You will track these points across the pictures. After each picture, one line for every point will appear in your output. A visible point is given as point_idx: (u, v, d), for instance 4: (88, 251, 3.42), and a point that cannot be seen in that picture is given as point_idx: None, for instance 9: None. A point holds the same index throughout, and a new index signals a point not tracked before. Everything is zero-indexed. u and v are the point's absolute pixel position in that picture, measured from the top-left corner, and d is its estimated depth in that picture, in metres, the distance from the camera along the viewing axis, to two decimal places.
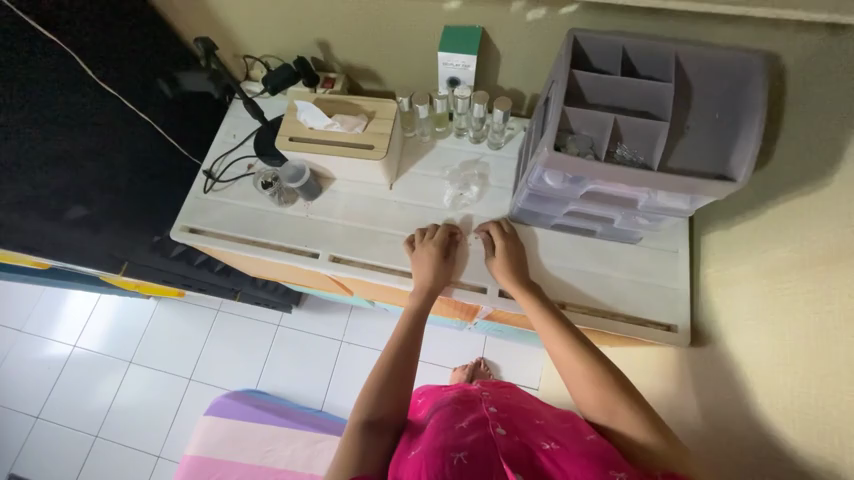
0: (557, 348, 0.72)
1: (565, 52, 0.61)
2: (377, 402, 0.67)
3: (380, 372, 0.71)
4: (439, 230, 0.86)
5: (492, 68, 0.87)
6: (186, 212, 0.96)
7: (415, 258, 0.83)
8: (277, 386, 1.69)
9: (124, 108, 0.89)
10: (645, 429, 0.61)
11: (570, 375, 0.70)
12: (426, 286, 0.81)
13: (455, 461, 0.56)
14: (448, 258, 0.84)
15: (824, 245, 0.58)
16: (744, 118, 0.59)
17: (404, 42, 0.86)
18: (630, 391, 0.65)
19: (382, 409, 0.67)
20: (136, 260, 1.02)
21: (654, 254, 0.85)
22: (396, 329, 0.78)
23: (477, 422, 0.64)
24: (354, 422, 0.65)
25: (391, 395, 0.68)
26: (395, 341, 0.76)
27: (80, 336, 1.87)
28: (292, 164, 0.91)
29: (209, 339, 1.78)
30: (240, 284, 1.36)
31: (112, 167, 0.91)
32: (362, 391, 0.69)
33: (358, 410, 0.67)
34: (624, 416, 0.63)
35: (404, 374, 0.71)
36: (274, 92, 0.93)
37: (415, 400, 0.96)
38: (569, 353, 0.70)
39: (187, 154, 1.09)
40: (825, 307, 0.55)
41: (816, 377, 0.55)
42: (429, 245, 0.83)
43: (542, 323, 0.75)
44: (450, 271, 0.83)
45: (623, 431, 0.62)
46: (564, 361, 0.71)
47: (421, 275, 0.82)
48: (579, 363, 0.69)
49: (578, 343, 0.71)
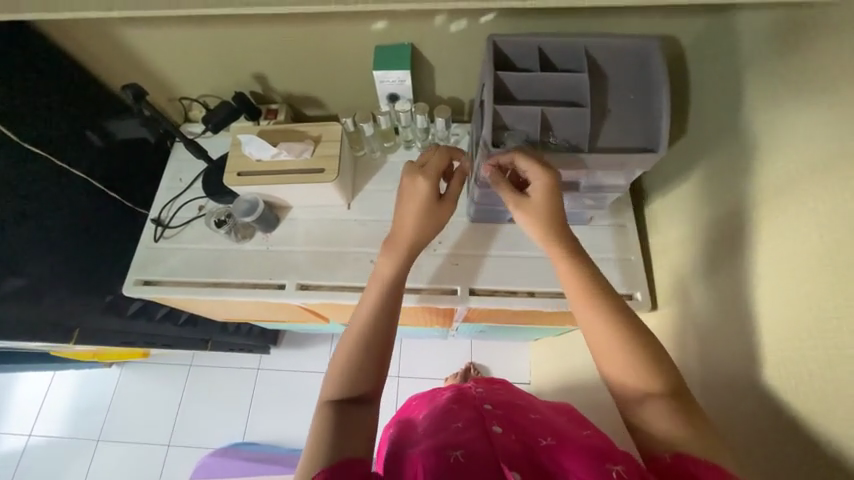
0: (594, 325, 0.61)
1: (488, 56, 0.66)
2: (348, 379, 0.58)
3: (350, 360, 0.60)
4: (437, 155, 0.70)
5: (429, 80, 0.91)
6: (139, 263, 0.92)
7: (407, 191, 0.69)
8: (265, 433, 1.60)
9: (54, 167, 0.85)
10: (675, 415, 0.54)
11: (607, 353, 0.60)
12: (411, 238, 0.68)
13: (453, 458, 0.56)
14: (445, 195, 0.70)
15: (743, 198, 0.64)
16: (653, 96, 0.66)
17: (340, 65, 0.88)
18: (668, 375, 0.57)
19: (358, 393, 0.58)
20: (87, 325, 0.96)
21: (606, 230, 0.91)
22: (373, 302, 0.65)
23: (474, 421, 0.63)
24: (322, 402, 0.57)
25: (365, 375, 0.59)
26: (363, 330, 0.62)
27: (36, 422, 1.70)
28: (244, 199, 0.89)
29: (184, 397, 1.67)
30: (210, 332, 1.30)
31: (49, 229, 0.86)
32: (335, 366, 0.60)
33: (329, 389, 0.59)
34: (658, 401, 0.55)
35: (378, 366, 0.60)
36: (215, 130, 0.94)
37: (410, 402, 0.96)
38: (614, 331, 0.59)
39: (131, 206, 1.04)
40: (753, 252, 0.61)
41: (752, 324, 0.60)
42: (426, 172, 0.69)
43: (575, 290, 0.63)
44: (447, 214, 0.70)
45: (649, 415, 0.55)
46: (597, 333, 0.60)
47: (410, 218, 0.68)
48: (626, 343, 0.58)
49: (623, 322, 0.60)
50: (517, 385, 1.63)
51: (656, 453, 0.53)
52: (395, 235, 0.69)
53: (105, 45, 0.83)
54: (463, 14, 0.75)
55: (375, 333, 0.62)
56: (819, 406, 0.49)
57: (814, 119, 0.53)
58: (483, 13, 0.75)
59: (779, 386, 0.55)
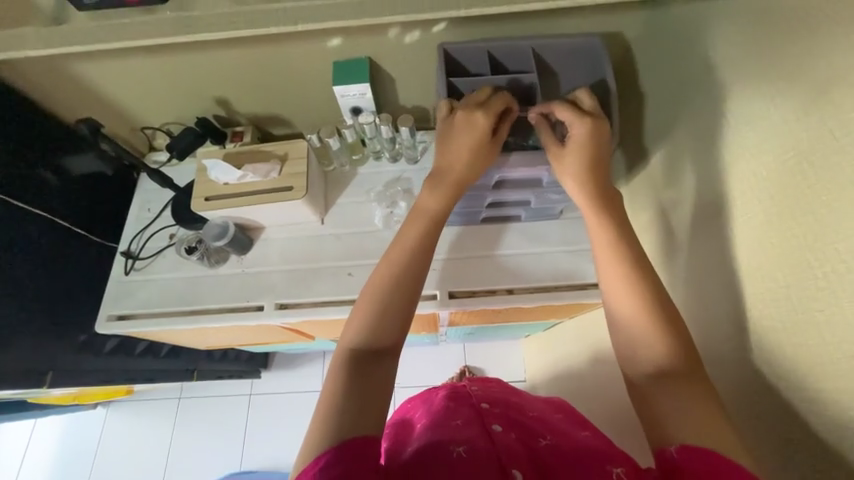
0: (625, 297, 0.60)
1: (440, 65, 0.68)
2: (372, 332, 0.59)
3: (373, 316, 0.60)
4: (496, 98, 0.67)
5: (391, 91, 0.92)
6: (111, 298, 0.90)
7: (457, 125, 0.67)
8: (261, 460, 1.57)
9: (13, 208, 0.83)
10: (694, 403, 0.51)
11: (634, 328, 0.59)
12: (455, 174, 0.67)
13: (456, 454, 0.56)
14: (496, 134, 0.68)
15: (696, 181, 0.67)
16: None
17: (300, 83, 0.89)
18: (696, 364, 0.55)
19: (379, 346, 0.58)
20: (60, 366, 0.92)
21: (577, 223, 0.93)
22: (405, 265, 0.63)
23: (473, 418, 0.64)
24: (344, 349, 0.58)
25: (386, 333, 0.60)
26: (385, 290, 0.61)
27: (20, 473, 1.63)
28: (214, 223, 0.88)
29: (175, 431, 1.62)
30: (194, 362, 1.27)
31: (11, 272, 0.84)
32: (363, 314, 0.61)
33: (353, 337, 0.59)
34: (674, 384, 0.53)
35: (398, 329, 0.60)
36: (181, 157, 0.93)
37: (404, 403, 0.96)
38: (644, 317, 0.58)
39: (99, 241, 1.02)
40: (708, 232, 0.63)
41: (716, 303, 0.62)
42: (481, 113, 0.65)
43: (607, 251, 0.63)
44: (491, 158, 0.69)
45: (662, 398, 0.53)
46: (625, 311, 0.60)
47: (457, 154, 0.67)
48: (655, 330, 0.57)
49: (653, 296, 0.59)
50: (513, 384, 1.64)
51: (664, 446, 0.51)
52: (442, 169, 0.68)
53: (57, 81, 0.82)
54: (416, 26, 0.77)
55: (395, 308, 0.61)
56: (778, 375, 0.51)
57: (748, 100, 0.56)
58: (435, 22, 0.76)
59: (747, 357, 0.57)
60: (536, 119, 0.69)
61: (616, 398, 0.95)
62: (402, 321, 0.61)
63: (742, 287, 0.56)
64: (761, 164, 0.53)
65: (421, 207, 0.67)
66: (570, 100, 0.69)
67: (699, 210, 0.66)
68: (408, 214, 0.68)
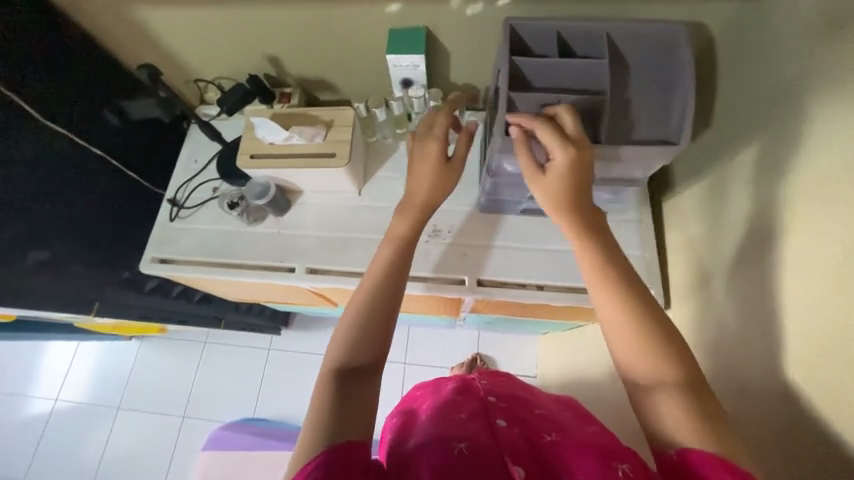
0: (609, 308, 0.55)
1: (504, 40, 0.64)
2: (354, 344, 0.57)
3: (351, 329, 0.58)
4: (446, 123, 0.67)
5: (443, 65, 0.89)
6: (155, 242, 0.94)
7: (416, 151, 0.68)
8: (274, 411, 1.66)
9: (75, 145, 0.87)
10: (692, 413, 0.49)
11: (620, 348, 0.54)
12: (422, 198, 0.67)
13: (457, 450, 0.56)
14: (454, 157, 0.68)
15: (769, 195, 0.61)
16: (676, 86, 0.63)
17: (352, 48, 0.87)
18: (686, 365, 0.51)
19: (361, 361, 0.57)
20: (106, 298, 1.00)
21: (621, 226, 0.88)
22: (374, 272, 0.63)
23: (478, 412, 0.64)
24: (325, 369, 0.56)
25: (370, 344, 0.58)
26: (361, 305, 0.60)
27: (62, 389, 1.79)
28: (256, 182, 0.90)
29: (199, 372, 1.74)
30: (222, 311, 1.33)
31: (71, 206, 0.89)
32: (338, 333, 0.59)
33: (333, 353, 0.57)
34: (667, 389, 0.50)
35: (376, 343, 0.58)
36: (230, 113, 0.95)
37: (413, 393, 0.97)
38: (627, 315, 0.53)
39: (148, 186, 1.06)
40: (771, 252, 0.58)
41: (770, 328, 0.58)
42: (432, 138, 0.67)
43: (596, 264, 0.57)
44: (451, 179, 0.68)
45: (661, 409, 0.50)
46: (606, 311, 0.55)
47: (419, 180, 0.67)
48: (637, 328, 0.53)
49: (635, 297, 0.54)
50: (524, 377, 1.64)
51: (664, 451, 0.49)
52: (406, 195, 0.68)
53: (122, 24, 0.84)
54: None
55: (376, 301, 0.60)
56: (831, 414, 0.48)
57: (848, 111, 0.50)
58: None
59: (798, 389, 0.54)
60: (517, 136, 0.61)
61: None
62: (376, 322, 0.59)
63: (803, 317, 0.52)
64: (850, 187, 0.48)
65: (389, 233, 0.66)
66: (548, 116, 0.60)
67: (763, 228, 0.61)
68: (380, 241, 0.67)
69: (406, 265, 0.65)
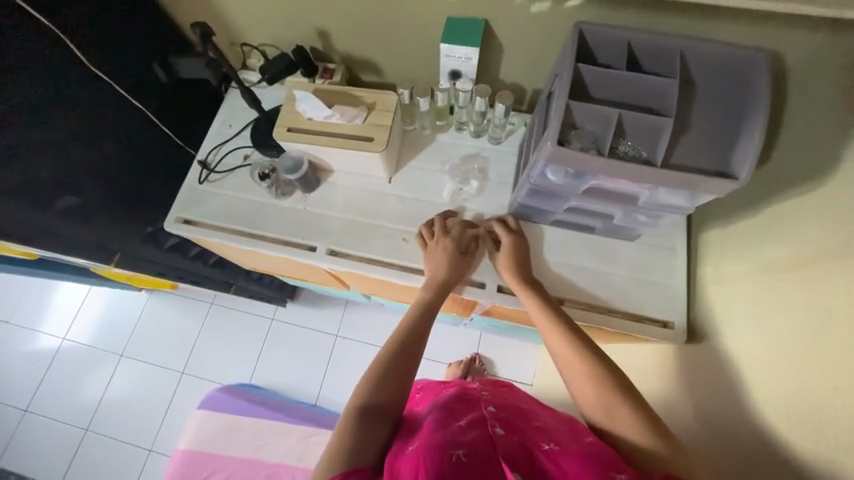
0: (560, 350, 0.72)
1: (571, 45, 0.60)
2: (380, 387, 0.68)
3: (373, 374, 0.70)
4: (455, 225, 0.84)
5: (495, 62, 0.86)
6: (181, 202, 0.94)
7: (430, 251, 0.82)
8: (271, 381, 1.68)
9: (117, 94, 0.87)
10: (633, 420, 0.62)
11: (578, 390, 0.68)
12: (443, 279, 0.80)
13: (455, 458, 0.56)
14: (466, 251, 0.82)
15: (825, 244, 0.58)
16: (746, 116, 0.60)
17: (405, 32, 0.84)
18: (630, 395, 0.65)
19: (378, 403, 0.67)
20: (128, 250, 1.01)
21: (653, 251, 0.85)
22: (404, 319, 0.77)
23: (476, 421, 0.64)
24: (348, 413, 0.65)
25: (390, 386, 0.68)
26: (385, 356, 0.71)
27: (70, 328, 1.84)
28: (290, 155, 0.89)
29: (203, 332, 1.76)
30: (235, 277, 1.34)
31: (105, 155, 0.89)
32: (362, 380, 0.70)
33: (357, 396, 0.67)
34: (617, 411, 0.63)
35: (400, 380, 0.69)
36: (271, 81, 0.93)
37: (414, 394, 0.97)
38: (573, 356, 0.70)
39: (182, 144, 1.05)
40: (822, 305, 0.56)
41: (808, 384, 0.56)
42: (445, 239, 0.82)
43: (549, 324, 0.74)
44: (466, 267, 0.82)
45: (618, 429, 0.63)
46: (560, 354, 0.72)
47: (436, 267, 0.81)
48: (582, 364, 0.68)
49: (579, 340, 0.71)
50: (519, 383, 1.64)
51: (644, 468, 0.60)
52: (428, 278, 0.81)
53: None
54: None
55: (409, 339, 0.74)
56: None
57: None
58: None
59: (832, 456, 0.52)
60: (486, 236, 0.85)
61: None
62: (409, 356, 0.72)
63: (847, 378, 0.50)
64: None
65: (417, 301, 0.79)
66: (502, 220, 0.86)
67: (811, 279, 0.58)
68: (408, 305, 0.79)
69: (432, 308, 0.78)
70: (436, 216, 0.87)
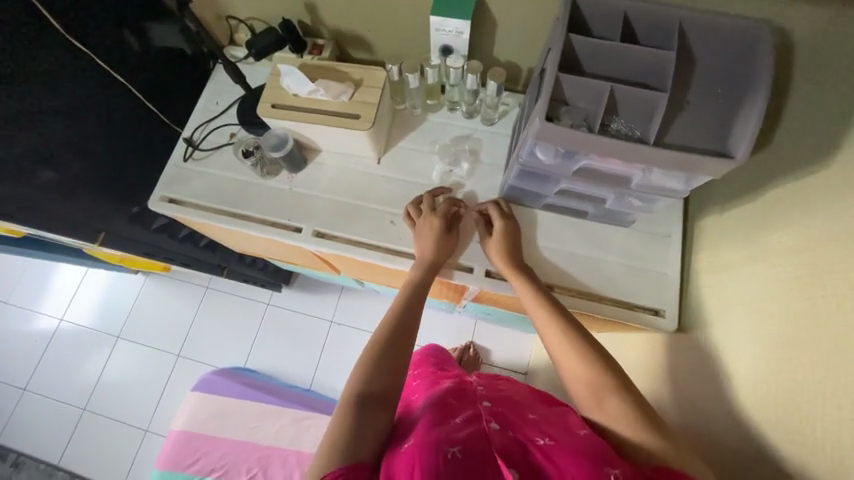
0: (554, 339, 0.70)
1: (562, 14, 0.57)
2: (374, 372, 0.65)
3: (368, 359, 0.67)
4: (441, 203, 0.82)
5: (488, 37, 0.82)
6: (166, 181, 0.92)
7: (417, 230, 0.81)
8: (265, 365, 1.69)
9: (97, 67, 0.84)
10: (629, 413, 0.60)
11: (572, 383, 0.67)
12: (431, 259, 0.78)
13: (450, 455, 0.55)
14: (451, 230, 0.80)
15: (824, 229, 0.55)
16: (745, 93, 0.57)
17: (394, 5, 0.81)
18: (628, 387, 0.63)
19: (373, 389, 0.64)
20: (113, 229, 1.00)
21: (647, 238, 0.83)
22: (394, 302, 0.75)
23: (471, 417, 0.63)
24: (346, 400, 0.63)
25: (386, 373, 0.66)
26: (377, 341, 0.69)
27: (67, 310, 1.85)
28: (274, 133, 0.86)
29: (198, 315, 1.77)
30: (226, 259, 1.33)
31: (87, 130, 0.87)
32: (356, 367, 0.67)
33: (354, 382, 0.65)
34: (613, 404, 0.62)
35: (395, 367, 0.67)
36: (258, 57, 0.89)
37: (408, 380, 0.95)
38: (568, 347, 0.68)
39: (167, 122, 1.03)
40: (814, 293, 0.53)
41: (785, 371, 0.55)
42: (433, 217, 0.80)
43: (543, 313, 0.72)
44: (452, 245, 0.80)
45: (614, 423, 0.61)
46: (554, 344, 0.70)
47: (425, 246, 0.79)
48: (578, 354, 0.67)
49: (574, 331, 0.69)
50: (513, 372, 1.63)
51: (640, 463, 0.57)
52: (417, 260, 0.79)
53: None
54: None
55: (399, 321, 0.72)
56: None
57: None
58: None
59: (809, 445, 0.50)
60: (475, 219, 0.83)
61: None
62: (401, 341, 0.70)
63: (835, 365, 0.48)
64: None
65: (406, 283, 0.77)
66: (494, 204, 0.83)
67: (805, 265, 0.56)
68: (397, 287, 0.78)
69: (420, 288, 0.77)
70: (424, 194, 0.84)
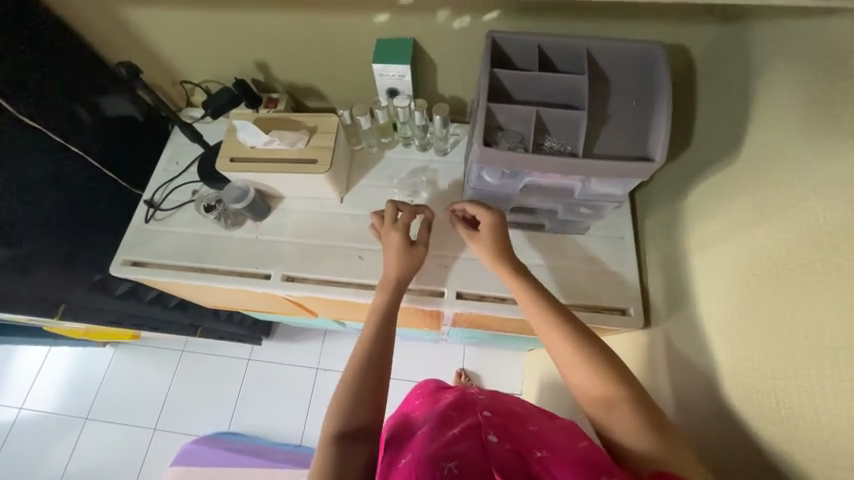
0: (557, 343, 0.66)
1: (486, 53, 0.64)
2: (352, 408, 0.63)
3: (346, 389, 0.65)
4: (402, 214, 0.81)
5: (431, 77, 0.89)
6: (128, 244, 0.91)
7: (383, 242, 0.81)
8: (249, 426, 1.59)
9: (52, 142, 0.86)
10: (637, 421, 0.57)
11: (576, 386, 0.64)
12: (397, 276, 0.78)
13: (446, 471, 0.53)
14: (416, 242, 0.80)
15: (744, 214, 0.61)
16: (654, 104, 0.64)
17: (340, 58, 0.87)
18: (631, 387, 0.60)
19: (355, 423, 0.62)
20: (73, 301, 0.96)
21: (603, 242, 0.88)
22: (365, 327, 0.74)
23: (470, 428, 0.60)
24: (324, 437, 0.61)
25: (364, 404, 0.64)
26: (351, 372, 0.68)
27: (28, 396, 1.71)
28: (235, 185, 0.88)
29: (174, 381, 1.67)
30: (200, 318, 1.29)
31: (41, 204, 0.86)
32: (332, 402, 0.65)
33: (330, 420, 0.63)
34: (621, 406, 0.58)
35: (375, 398, 0.65)
36: (214, 116, 0.94)
37: (412, 397, 0.92)
38: (567, 350, 0.64)
39: (127, 186, 1.04)
40: (748, 272, 0.58)
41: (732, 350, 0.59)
42: (392, 231, 0.79)
43: (536, 316, 0.68)
44: (419, 258, 0.79)
45: (620, 429, 0.58)
46: (555, 348, 0.66)
47: (391, 265, 0.78)
48: (578, 357, 0.63)
49: (573, 332, 0.65)
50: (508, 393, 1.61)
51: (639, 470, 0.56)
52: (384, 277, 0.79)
53: (110, 24, 0.84)
54: (466, 11, 0.74)
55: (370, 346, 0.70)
56: (821, 447, 0.46)
57: (810, 143, 0.52)
58: (487, 10, 0.73)
59: (769, 418, 0.52)
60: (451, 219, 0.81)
61: None
62: (378, 370, 0.68)
63: (773, 337, 0.52)
64: (815, 211, 0.49)
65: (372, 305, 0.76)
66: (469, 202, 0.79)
67: (734, 248, 0.61)
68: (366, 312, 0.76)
69: (394, 310, 0.76)
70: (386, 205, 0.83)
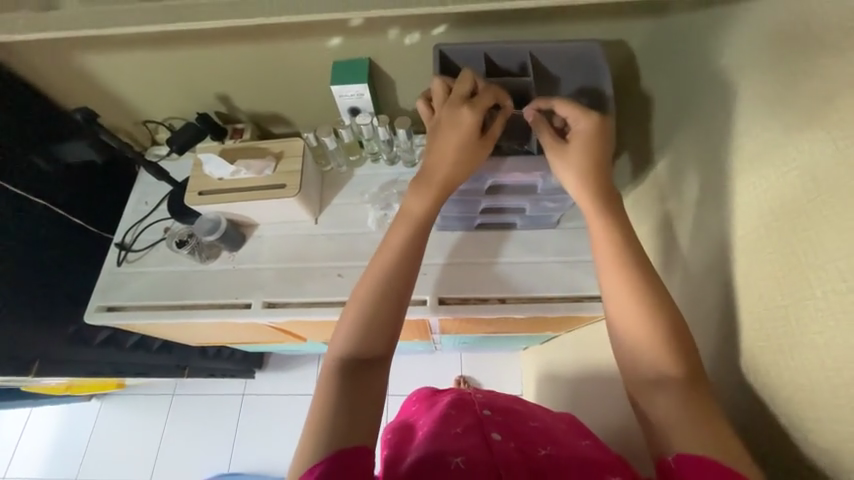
0: (620, 299, 0.58)
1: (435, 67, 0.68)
2: (367, 339, 0.58)
3: (362, 320, 0.59)
4: (485, 92, 0.64)
5: (391, 93, 0.92)
6: (102, 289, 0.90)
7: (441, 117, 0.65)
8: (250, 463, 1.54)
9: (12, 195, 0.85)
10: (682, 396, 0.52)
11: (630, 332, 0.57)
12: (441, 179, 0.65)
13: (454, 466, 0.54)
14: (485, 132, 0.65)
15: (697, 190, 0.64)
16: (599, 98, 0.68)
17: (300, 83, 0.89)
18: (689, 356, 0.55)
19: (374, 352, 0.58)
20: (48, 356, 0.93)
21: (576, 233, 0.90)
22: (392, 240, 0.65)
23: (473, 425, 0.61)
24: (332, 362, 0.57)
25: (378, 336, 0.59)
26: (365, 308, 0.60)
27: (11, 465, 1.63)
28: (206, 218, 0.88)
29: (166, 428, 1.61)
30: (186, 358, 1.25)
31: None
32: (347, 323, 0.60)
33: (341, 346, 0.58)
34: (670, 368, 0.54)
35: (392, 336, 0.60)
36: (181, 151, 0.94)
37: (408, 407, 0.91)
38: (628, 294, 0.58)
39: (96, 231, 1.03)
40: (709, 246, 0.61)
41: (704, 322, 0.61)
42: (466, 111, 0.63)
43: (602, 240, 0.62)
44: (479, 155, 0.65)
45: (660, 397, 0.53)
46: (613, 282, 0.59)
47: (444, 158, 0.65)
48: (639, 305, 0.57)
49: (642, 275, 0.58)
50: None
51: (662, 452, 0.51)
52: (428, 169, 0.66)
53: (64, 73, 0.84)
54: (415, 27, 0.77)
55: (388, 299, 0.60)
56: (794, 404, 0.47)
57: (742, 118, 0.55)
58: (435, 25, 0.77)
59: (745, 382, 0.54)
60: (532, 119, 0.66)
61: (612, 418, 0.91)
62: (396, 312, 0.61)
63: (738, 307, 0.55)
64: (756, 180, 0.52)
65: (406, 211, 0.66)
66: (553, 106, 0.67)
67: (694, 223, 0.64)
68: (395, 217, 0.67)
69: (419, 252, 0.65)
70: (465, 70, 0.65)
